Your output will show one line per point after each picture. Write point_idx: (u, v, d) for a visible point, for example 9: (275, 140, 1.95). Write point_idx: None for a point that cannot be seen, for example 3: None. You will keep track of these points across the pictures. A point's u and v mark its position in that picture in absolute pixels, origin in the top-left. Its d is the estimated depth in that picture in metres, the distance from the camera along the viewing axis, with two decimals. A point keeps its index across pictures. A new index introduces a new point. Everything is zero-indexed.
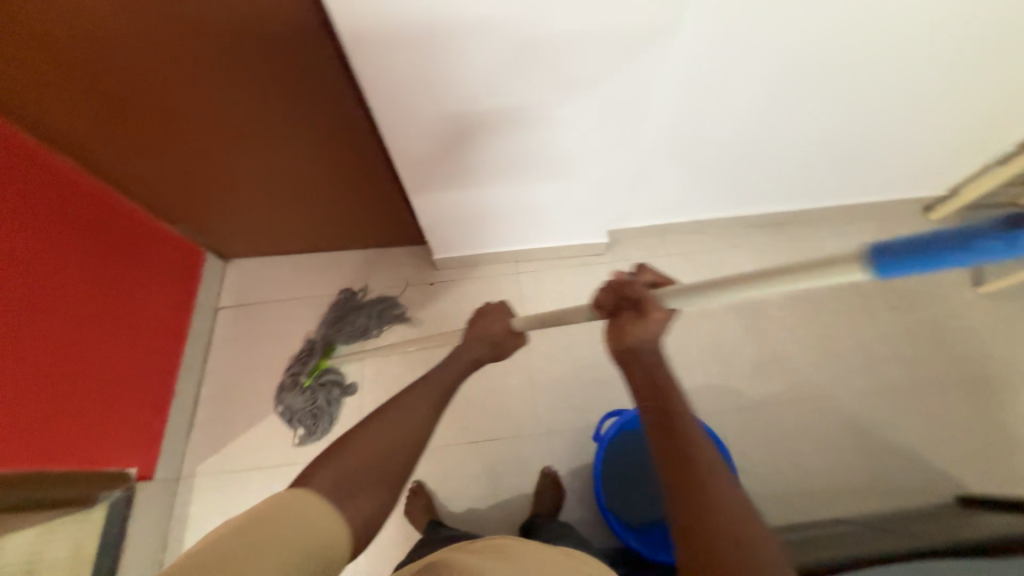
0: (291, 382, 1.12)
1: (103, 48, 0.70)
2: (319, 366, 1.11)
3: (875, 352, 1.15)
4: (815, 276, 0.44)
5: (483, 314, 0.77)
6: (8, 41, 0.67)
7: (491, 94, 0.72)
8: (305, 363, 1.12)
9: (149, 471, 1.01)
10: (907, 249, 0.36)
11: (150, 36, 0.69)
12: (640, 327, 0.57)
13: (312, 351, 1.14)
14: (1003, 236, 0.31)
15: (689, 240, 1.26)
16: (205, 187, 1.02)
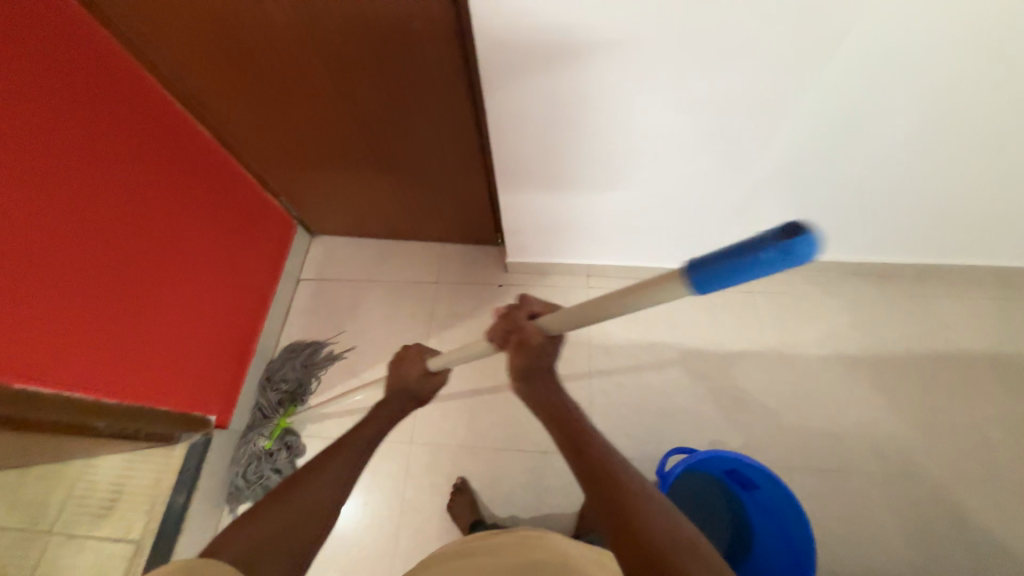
0: (246, 451, 1.07)
1: (256, 30, 0.78)
2: (279, 425, 1.09)
3: (981, 435, 1.01)
4: (650, 297, 0.41)
5: (402, 360, 0.79)
6: (185, 18, 0.77)
7: (603, 104, 0.71)
8: (262, 428, 1.09)
9: (225, 421, 1.08)
10: (716, 263, 0.34)
11: (296, 21, 0.75)
12: (535, 355, 0.59)
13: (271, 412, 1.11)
14: (778, 245, 0.30)
15: (777, 280, 1.18)
16: (310, 163, 1.09)
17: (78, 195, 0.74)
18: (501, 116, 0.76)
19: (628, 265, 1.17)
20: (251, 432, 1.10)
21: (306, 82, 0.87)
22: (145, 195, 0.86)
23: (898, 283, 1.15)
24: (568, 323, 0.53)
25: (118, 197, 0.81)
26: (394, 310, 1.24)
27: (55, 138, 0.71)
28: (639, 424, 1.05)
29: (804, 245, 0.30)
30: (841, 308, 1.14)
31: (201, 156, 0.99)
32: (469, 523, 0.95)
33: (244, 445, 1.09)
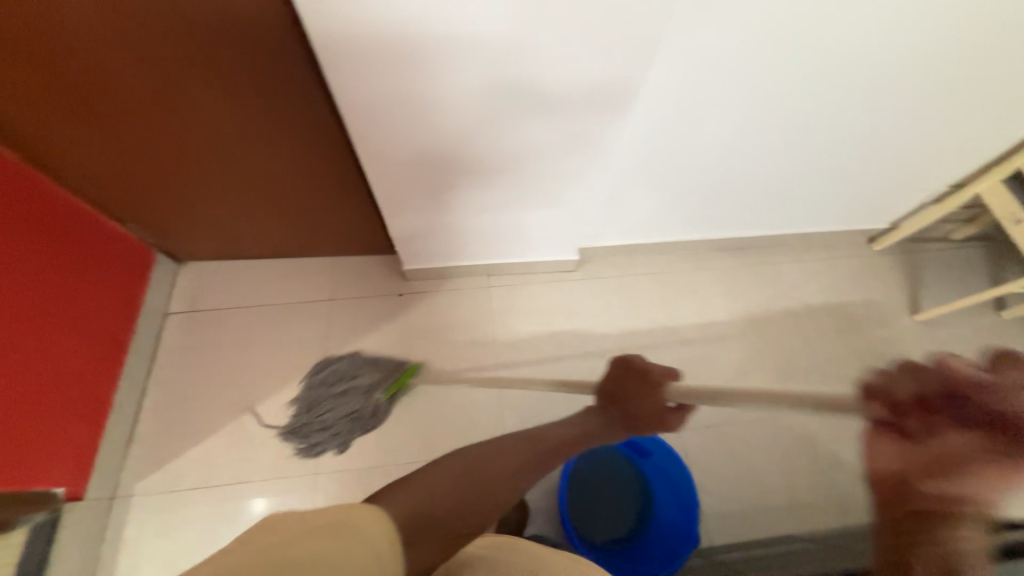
0: (353, 413, 1.05)
1: (65, 41, 0.67)
2: (395, 385, 1.07)
3: (825, 373, 1.21)
4: None
5: (636, 369, 0.79)
6: None
7: (467, 109, 0.73)
8: (375, 388, 1.07)
9: (79, 491, 0.92)
10: None
11: (116, 30, 0.67)
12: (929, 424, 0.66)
13: (382, 374, 1.08)
14: None
15: (657, 260, 1.29)
16: (162, 185, 0.97)
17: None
18: (368, 123, 0.74)
19: (525, 261, 1.20)
20: (355, 391, 1.06)
21: (139, 97, 0.77)
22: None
23: (753, 253, 1.33)
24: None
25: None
26: (286, 334, 1.15)
27: None
28: (548, 412, 1.09)
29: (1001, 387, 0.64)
30: (710, 279, 1.28)
31: (16, 185, 0.83)
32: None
33: (346, 400, 1.06)
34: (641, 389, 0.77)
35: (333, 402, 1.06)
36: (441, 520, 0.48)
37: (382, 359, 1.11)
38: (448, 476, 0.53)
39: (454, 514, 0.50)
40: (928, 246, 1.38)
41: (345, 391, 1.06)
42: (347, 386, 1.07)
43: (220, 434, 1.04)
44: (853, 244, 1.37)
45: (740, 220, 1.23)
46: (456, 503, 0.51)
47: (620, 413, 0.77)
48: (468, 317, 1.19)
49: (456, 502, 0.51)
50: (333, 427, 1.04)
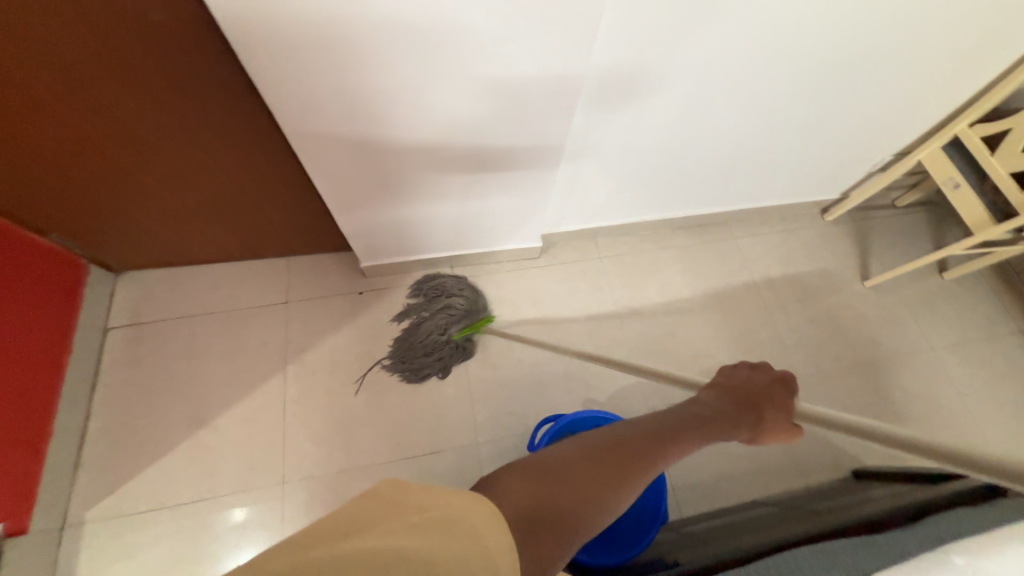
0: (432, 333, 1.11)
1: None
2: (471, 327, 1.11)
3: (785, 343, 1.25)
4: None
5: (773, 378, 0.68)
6: None
7: (408, 98, 0.69)
8: (457, 321, 1.12)
9: (22, 524, 0.86)
10: None
11: None
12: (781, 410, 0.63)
13: (465, 312, 1.13)
14: None
15: (620, 242, 1.30)
16: (84, 193, 0.88)
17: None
18: (304, 118, 0.70)
19: (488, 250, 1.18)
20: (447, 311, 1.13)
21: (38, 100, 0.69)
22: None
23: (712, 230, 1.35)
24: None
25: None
26: (240, 342, 1.10)
27: None
28: (518, 401, 1.09)
29: None
30: (673, 258, 1.30)
31: None
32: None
33: (436, 317, 1.13)
34: (767, 403, 0.64)
35: (427, 316, 1.13)
36: (577, 500, 0.41)
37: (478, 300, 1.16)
38: (575, 459, 0.44)
39: (591, 496, 0.42)
40: (876, 213, 1.43)
41: (437, 311, 1.13)
42: (436, 309, 1.14)
43: (177, 450, 1.00)
44: (807, 215, 1.41)
45: (698, 198, 1.24)
46: (591, 485, 0.43)
47: (755, 407, 0.62)
48: None
49: (585, 491, 0.42)
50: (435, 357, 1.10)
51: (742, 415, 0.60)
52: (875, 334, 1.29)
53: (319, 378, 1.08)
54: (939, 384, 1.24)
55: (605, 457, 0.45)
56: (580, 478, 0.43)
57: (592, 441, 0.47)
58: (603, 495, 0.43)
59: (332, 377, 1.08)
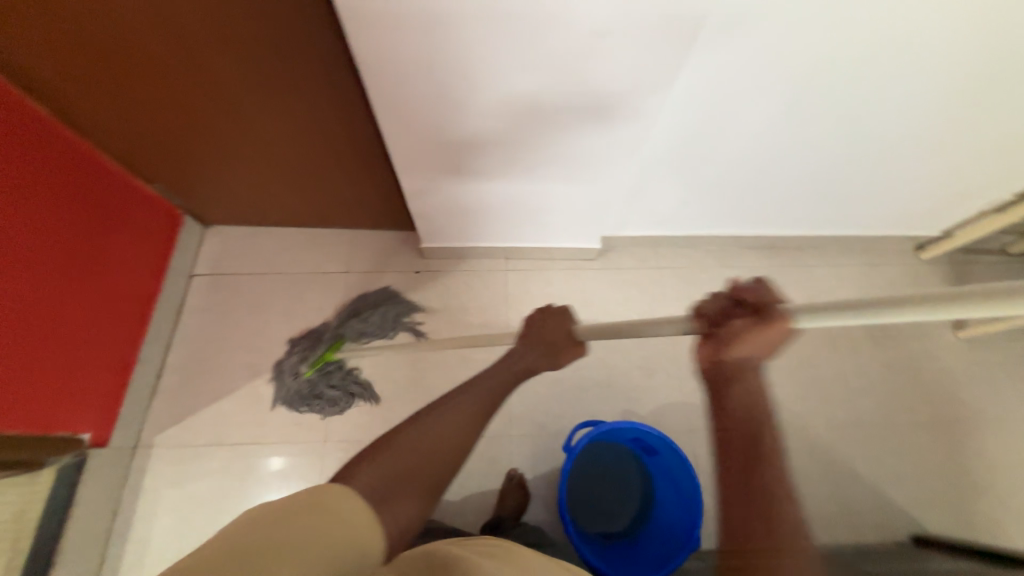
0: (289, 372, 1.09)
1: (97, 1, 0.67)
2: (323, 359, 1.08)
3: (851, 384, 1.15)
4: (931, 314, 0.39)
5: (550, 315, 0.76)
6: None
7: (493, 87, 0.70)
8: (312, 356, 1.10)
9: (104, 438, 0.96)
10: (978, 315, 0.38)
11: None
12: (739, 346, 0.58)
13: (329, 339, 1.11)
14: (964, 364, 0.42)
15: (682, 254, 1.25)
16: (189, 150, 0.97)
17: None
18: (392, 99, 0.72)
19: (545, 246, 1.17)
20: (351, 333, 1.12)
21: (160, 55, 0.76)
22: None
23: (786, 253, 1.27)
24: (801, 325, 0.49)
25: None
26: (302, 303, 1.17)
27: None
28: (556, 401, 1.08)
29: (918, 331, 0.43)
30: (737, 278, 1.23)
31: (41, 138, 0.83)
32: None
33: (298, 351, 1.11)
34: (559, 343, 0.75)
35: (292, 349, 1.12)
36: (437, 460, 0.59)
37: (358, 327, 1.13)
38: (420, 444, 0.60)
39: (435, 462, 0.59)
40: (981, 259, 1.28)
41: (302, 346, 1.11)
42: (304, 343, 1.12)
43: (236, 395, 1.08)
44: (896, 251, 1.28)
45: (775, 218, 1.17)
46: (448, 446, 0.61)
47: (533, 347, 0.75)
48: (483, 300, 1.18)
49: (425, 459, 0.59)
50: (308, 390, 1.07)
51: (542, 359, 0.75)
52: (959, 392, 1.16)
53: None
54: None
55: (451, 427, 0.62)
56: (441, 448, 0.60)
57: (444, 408, 0.65)
58: (457, 446, 0.62)
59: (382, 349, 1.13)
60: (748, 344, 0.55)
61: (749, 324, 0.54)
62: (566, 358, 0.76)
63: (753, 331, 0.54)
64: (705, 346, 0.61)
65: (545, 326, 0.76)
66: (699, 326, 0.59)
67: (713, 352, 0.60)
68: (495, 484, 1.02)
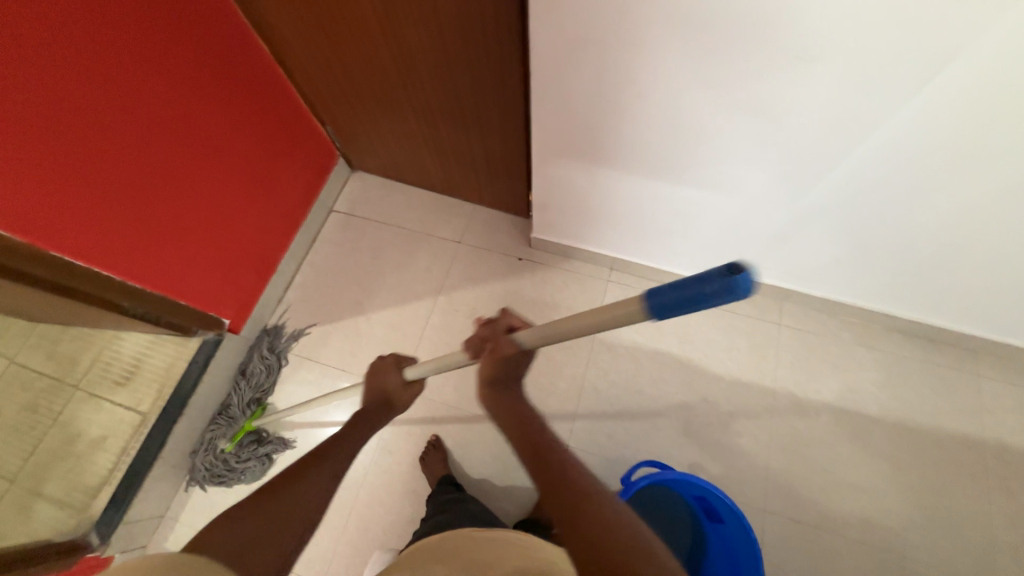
0: (207, 458, 1.07)
1: None
2: (243, 429, 1.08)
3: (993, 534, 0.93)
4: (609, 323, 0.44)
5: (379, 368, 0.73)
6: None
7: (657, 95, 0.66)
8: (227, 430, 1.09)
9: (238, 327, 1.14)
10: (669, 296, 0.36)
11: None
12: (506, 361, 0.55)
13: (245, 410, 1.11)
14: (721, 281, 0.34)
15: (811, 317, 1.10)
16: (359, 101, 1.08)
17: (111, 70, 0.74)
18: (551, 90, 0.72)
19: (655, 266, 1.11)
20: (245, 395, 1.12)
21: (361, 14, 0.85)
22: (188, 85, 0.87)
23: (947, 351, 1.05)
24: (552, 335, 0.50)
25: (162, 84, 0.82)
26: (413, 260, 1.26)
27: (133, 39, 0.75)
28: (622, 427, 1.03)
29: (747, 283, 0.33)
30: (873, 362, 1.05)
31: (254, 70, 1.00)
32: (438, 477, 0.97)
33: (212, 436, 1.09)
34: (390, 382, 0.71)
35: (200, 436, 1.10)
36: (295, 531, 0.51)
37: (256, 394, 1.13)
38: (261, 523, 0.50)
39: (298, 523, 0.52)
40: None
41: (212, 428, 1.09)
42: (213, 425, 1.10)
43: (340, 324, 1.21)
44: None
45: (947, 308, 0.97)
46: (303, 507, 0.53)
47: (380, 402, 0.69)
48: (576, 304, 1.16)
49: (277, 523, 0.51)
50: (228, 464, 1.07)
51: (398, 402, 0.71)
52: None
53: (458, 318, 1.18)
54: None
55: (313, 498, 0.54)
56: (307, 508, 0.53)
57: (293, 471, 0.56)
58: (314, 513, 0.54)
59: (469, 322, 1.18)
60: (508, 362, 0.55)
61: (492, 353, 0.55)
62: (407, 401, 0.72)
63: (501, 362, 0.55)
64: (479, 390, 0.57)
65: (388, 378, 0.71)
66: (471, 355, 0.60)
67: (482, 387, 0.56)
68: None
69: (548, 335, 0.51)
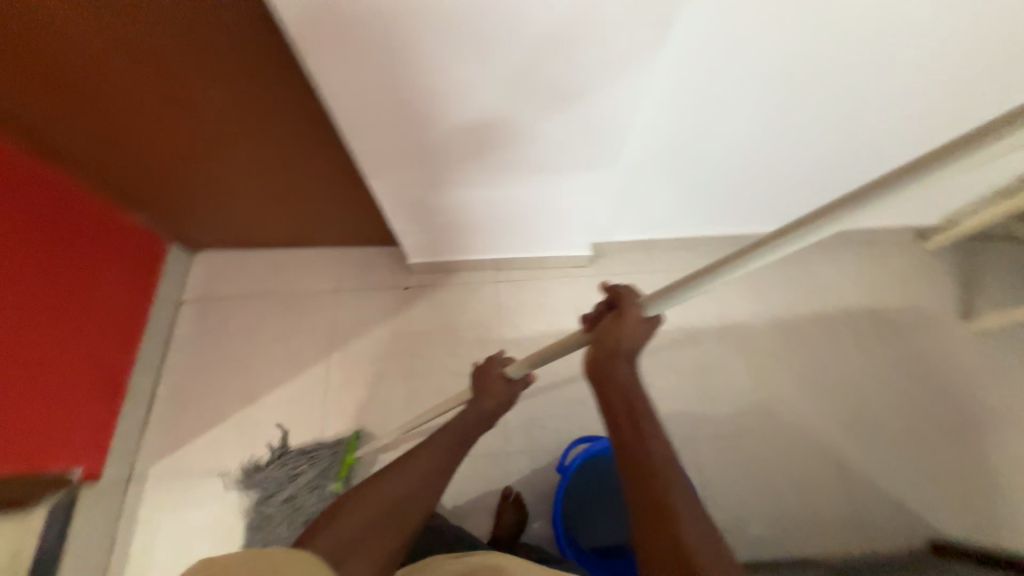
0: (313, 506, 0.97)
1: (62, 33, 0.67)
2: (346, 464, 1.00)
3: (856, 382, 1.11)
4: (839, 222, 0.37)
5: (483, 370, 0.71)
6: None
7: (459, 102, 0.66)
8: (327, 472, 1.00)
9: (96, 471, 0.96)
10: None
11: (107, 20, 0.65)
12: (626, 331, 0.53)
13: (330, 452, 1.02)
14: None
15: (676, 257, 1.21)
16: (171, 177, 0.96)
17: None
18: (356, 120, 0.70)
19: (533, 254, 1.15)
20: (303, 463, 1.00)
21: (129, 84, 0.75)
22: None
23: (783, 252, 1.22)
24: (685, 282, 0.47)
25: None
26: (293, 326, 1.15)
27: None
28: (552, 415, 1.05)
29: None
30: (735, 280, 1.19)
31: (18, 178, 0.82)
32: None
33: (306, 503, 0.97)
34: (486, 392, 0.67)
35: (282, 512, 0.97)
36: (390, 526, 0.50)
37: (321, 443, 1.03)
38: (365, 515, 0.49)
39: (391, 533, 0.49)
40: (991, 245, 1.22)
41: (302, 496, 0.98)
42: (306, 468, 1.00)
43: (230, 423, 1.07)
44: (896, 244, 1.23)
45: (768, 217, 1.12)
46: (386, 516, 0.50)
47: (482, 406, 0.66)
48: (474, 313, 1.16)
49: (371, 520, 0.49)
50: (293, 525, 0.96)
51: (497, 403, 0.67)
52: (975, 386, 1.10)
53: (360, 368, 1.11)
54: None
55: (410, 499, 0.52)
56: (389, 512, 0.50)
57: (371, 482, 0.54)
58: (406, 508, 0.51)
59: (372, 369, 1.11)
60: (632, 341, 0.53)
61: (614, 321, 0.53)
62: (517, 395, 0.69)
63: (617, 328, 0.53)
64: (588, 365, 0.54)
65: (494, 384, 0.69)
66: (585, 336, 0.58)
67: (595, 358, 0.53)
68: (492, 503, 0.99)
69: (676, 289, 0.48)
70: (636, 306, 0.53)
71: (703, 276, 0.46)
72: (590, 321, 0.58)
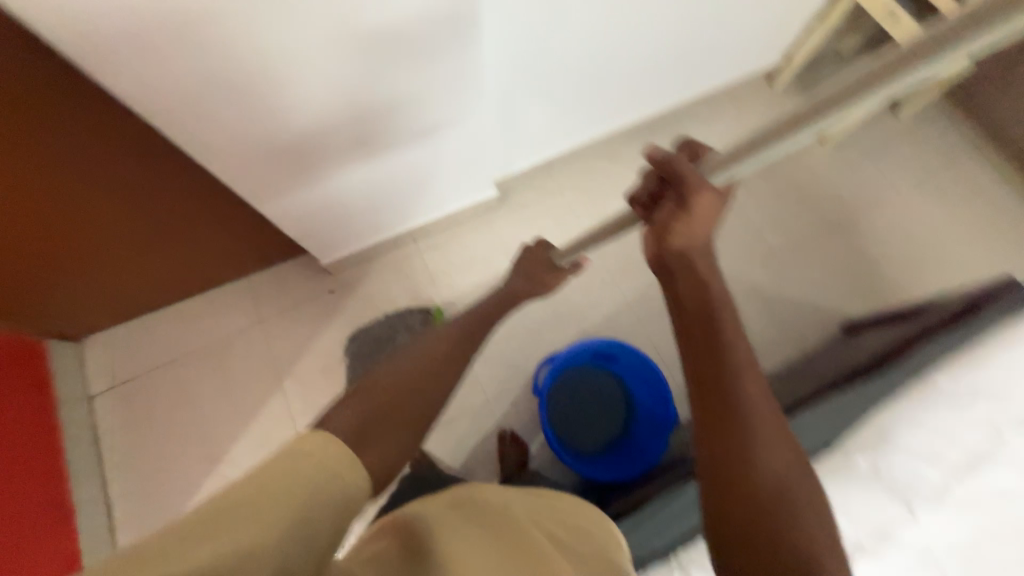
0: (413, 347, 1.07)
1: None
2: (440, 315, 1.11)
3: (755, 222, 1.24)
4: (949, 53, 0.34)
5: (531, 253, 0.84)
6: None
7: (300, 78, 0.61)
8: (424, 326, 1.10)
9: None
10: None
11: None
12: (689, 213, 0.53)
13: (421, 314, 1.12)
14: None
15: (575, 168, 1.26)
16: (13, 277, 0.81)
17: None
18: (196, 134, 0.62)
19: (444, 212, 1.13)
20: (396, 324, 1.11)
21: None
22: None
23: (664, 131, 1.29)
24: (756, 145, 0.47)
25: None
26: (230, 371, 1.08)
27: None
28: (515, 352, 1.10)
29: None
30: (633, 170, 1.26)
31: None
32: None
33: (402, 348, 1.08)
34: (540, 274, 0.82)
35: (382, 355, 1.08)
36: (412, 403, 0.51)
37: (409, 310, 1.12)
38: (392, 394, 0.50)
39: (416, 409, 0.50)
40: (824, 67, 1.37)
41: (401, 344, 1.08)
42: (409, 323, 1.11)
43: (206, 489, 1.01)
44: (753, 91, 1.34)
45: (641, 103, 1.17)
46: (405, 397, 0.51)
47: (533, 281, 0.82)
48: (408, 289, 1.15)
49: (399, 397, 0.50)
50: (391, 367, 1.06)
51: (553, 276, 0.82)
52: (842, 193, 1.28)
53: (317, 384, 1.08)
54: (908, 222, 1.25)
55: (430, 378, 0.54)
56: (409, 396, 0.51)
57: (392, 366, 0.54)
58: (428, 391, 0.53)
59: (330, 380, 1.08)
60: (698, 230, 0.53)
61: (680, 203, 0.53)
62: (559, 284, 0.84)
63: (679, 212, 0.53)
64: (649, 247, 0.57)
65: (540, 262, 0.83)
66: (642, 214, 0.61)
67: (655, 244, 0.56)
68: (491, 448, 1.04)
69: (752, 148, 0.48)
70: (699, 180, 0.52)
71: (785, 132, 0.45)
72: (642, 200, 0.60)
